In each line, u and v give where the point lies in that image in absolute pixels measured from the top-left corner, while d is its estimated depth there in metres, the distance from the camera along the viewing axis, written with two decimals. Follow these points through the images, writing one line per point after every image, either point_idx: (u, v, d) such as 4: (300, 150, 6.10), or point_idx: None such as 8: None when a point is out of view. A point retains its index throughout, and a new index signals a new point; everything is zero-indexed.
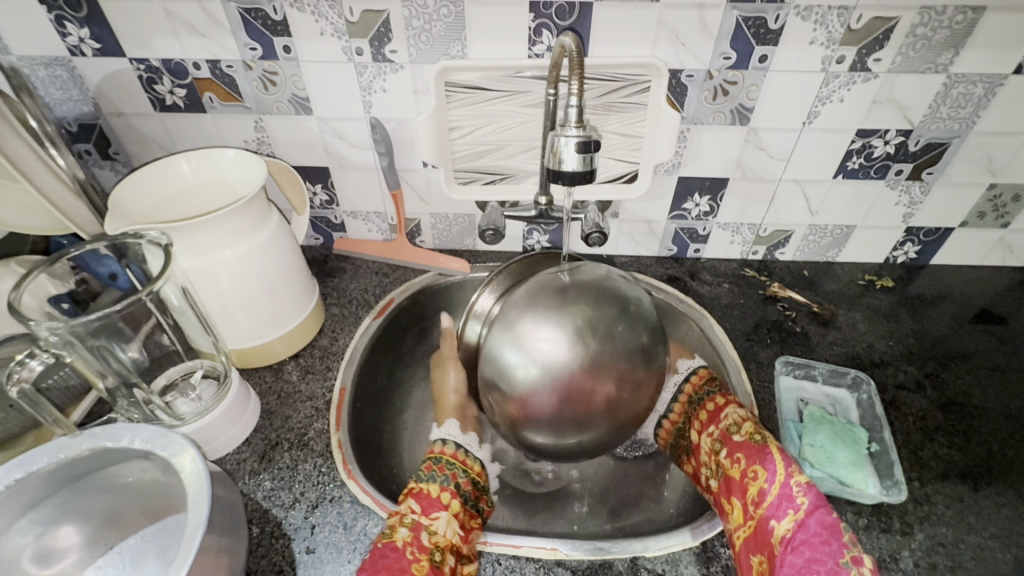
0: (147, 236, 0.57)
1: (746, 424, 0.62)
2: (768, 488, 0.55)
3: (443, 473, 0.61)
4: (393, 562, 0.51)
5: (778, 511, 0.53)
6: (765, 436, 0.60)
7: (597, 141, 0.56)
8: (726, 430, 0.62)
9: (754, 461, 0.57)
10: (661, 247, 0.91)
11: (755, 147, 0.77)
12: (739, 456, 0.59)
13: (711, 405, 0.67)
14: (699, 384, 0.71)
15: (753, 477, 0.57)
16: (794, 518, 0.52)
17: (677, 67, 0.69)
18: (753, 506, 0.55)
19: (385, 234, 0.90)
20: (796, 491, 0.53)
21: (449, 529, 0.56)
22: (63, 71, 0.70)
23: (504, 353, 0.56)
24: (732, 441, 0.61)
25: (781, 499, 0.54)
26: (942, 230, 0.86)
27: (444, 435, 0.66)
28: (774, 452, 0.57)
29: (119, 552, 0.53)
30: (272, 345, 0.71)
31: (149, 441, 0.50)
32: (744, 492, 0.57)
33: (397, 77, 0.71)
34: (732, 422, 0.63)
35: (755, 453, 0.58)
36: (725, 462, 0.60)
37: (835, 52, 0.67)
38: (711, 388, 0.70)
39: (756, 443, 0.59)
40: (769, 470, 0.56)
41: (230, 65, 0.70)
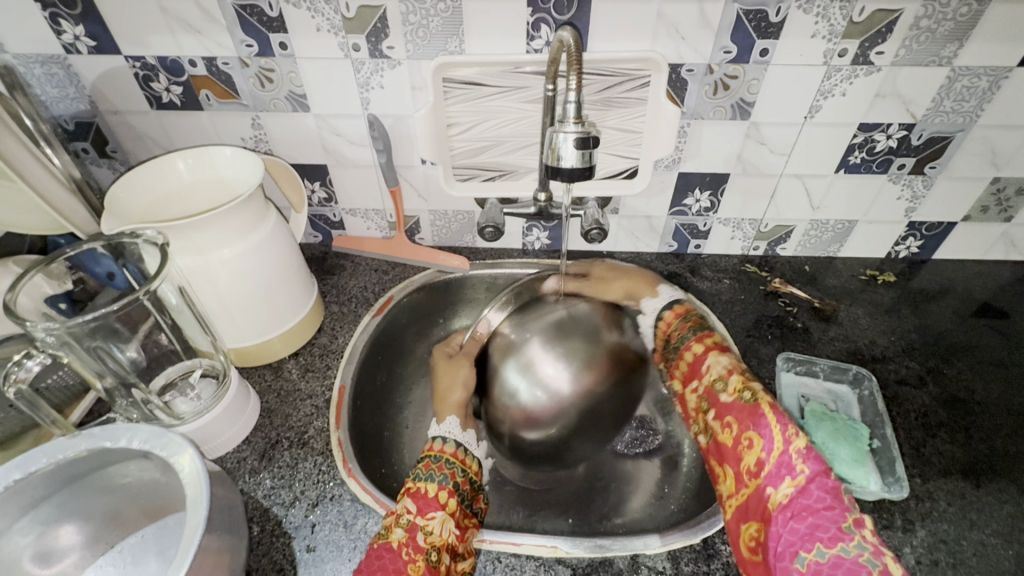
0: (143, 235, 0.56)
1: (733, 381, 0.59)
2: (764, 453, 0.53)
3: (441, 471, 0.60)
4: (388, 563, 0.51)
5: (776, 479, 0.52)
6: (756, 394, 0.57)
7: (596, 137, 0.56)
8: (713, 388, 0.60)
9: (748, 425, 0.55)
10: (662, 243, 0.90)
11: (756, 142, 0.76)
12: (731, 420, 0.57)
13: (688, 355, 0.65)
14: (676, 319, 0.70)
15: (748, 443, 0.55)
16: (792, 483, 0.51)
17: (677, 62, 0.69)
18: (749, 475, 0.54)
19: (384, 232, 0.90)
20: (796, 457, 0.52)
21: (445, 529, 0.55)
22: (59, 69, 0.70)
23: (511, 374, 0.70)
24: (721, 402, 0.59)
25: (778, 465, 0.52)
26: (945, 224, 0.85)
27: (444, 433, 0.65)
28: (767, 414, 0.55)
29: (120, 551, 0.54)
30: (271, 343, 0.71)
31: (147, 441, 0.49)
32: (739, 460, 0.55)
33: (394, 73, 0.70)
34: (720, 379, 0.60)
35: (748, 416, 0.56)
36: (716, 425, 0.59)
37: (837, 46, 0.66)
38: (691, 324, 0.68)
39: (747, 404, 0.57)
40: (763, 434, 0.54)
41: (225, 62, 0.69)
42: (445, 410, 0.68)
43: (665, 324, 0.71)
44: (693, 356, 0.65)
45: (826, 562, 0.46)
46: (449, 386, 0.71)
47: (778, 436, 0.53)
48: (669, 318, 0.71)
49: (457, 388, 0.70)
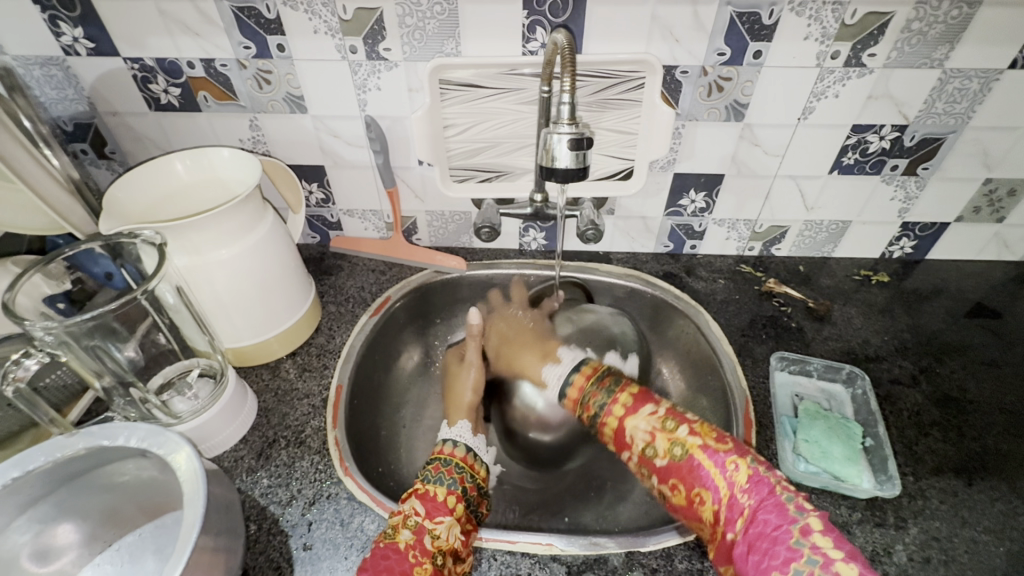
0: (141, 235, 0.57)
1: (659, 437, 0.59)
2: (715, 503, 0.53)
3: (450, 476, 0.61)
4: (395, 564, 0.51)
5: (730, 523, 0.51)
6: (682, 441, 0.57)
7: (590, 137, 0.56)
8: (645, 450, 0.59)
9: (691, 482, 0.55)
10: (657, 243, 0.91)
11: (750, 143, 0.77)
12: (675, 481, 0.56)
13: (612, 420, 0.63)
14: (586, 381, 0.67)
15: (699, 499, 0.54)
16: (744, 521, 0.50)
17: (672, 63, 0.69)
18: (712, 525, 0.53)
19: (382, 233, 0.91)
20: (738, 492, 0.52)
21: (451, 534, 0.55)
22: (58, 71, 0.70)
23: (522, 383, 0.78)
24: (657, 467, 0.58)
25: (728, 508, 0.52)
26: (938, 225, 0.86)
27: (455, 436, 0.67)
28: (702, 463, 0.55)
29: (117, 549, 0.54)
30: (269, 343, 0.71)
31: (145, 439, 0.50)
32: (699, 516, 0.54)
33: (391, 75, 0.71)
34: (646, 444, 0.59)
35: (686, 473, 0.56)
36: (666, 489, 0.58)
37: (829, 48, 0.67)
38: (604, 384, 0.66)
39: (681, 462, 0.56)
40: (707, 485, 0.54)
41: (224, 64, 0.70)
42: (456, 414, 0.73)
43: (575, 391, 0.68)
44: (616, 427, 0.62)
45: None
46: (460, 390, 0.77)
47: (718, 480, 0.53)
48: (578, 381, 0.68)
49: (467, 389, 0.76)
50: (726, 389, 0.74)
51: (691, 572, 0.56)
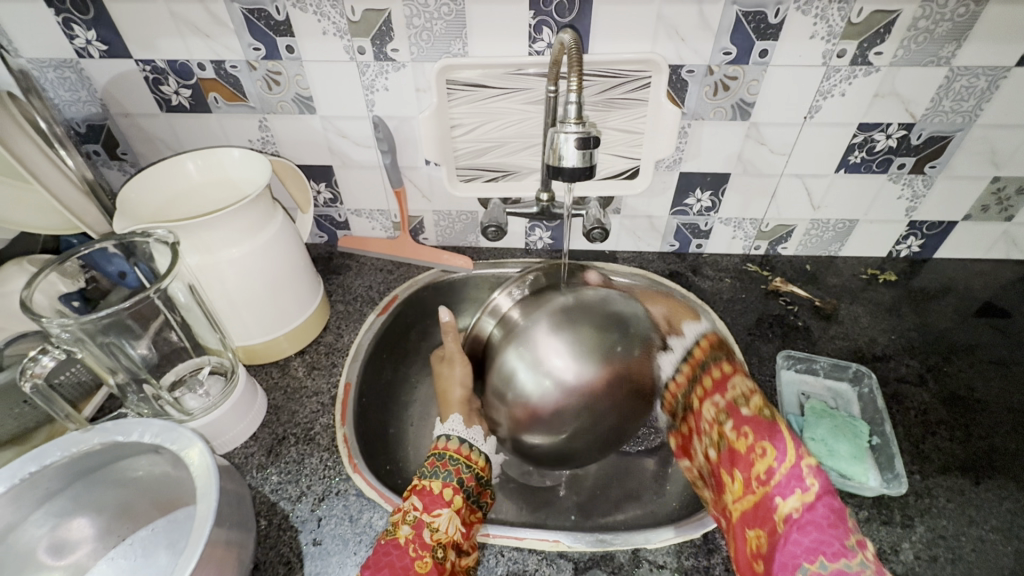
0: (154, 235, 0.58)
1: (754, 396, 0.58)
2: (776, 463, 0.52)
3: (444, 468, 0.61)
4: (396, 559, 0.52)
5: (785, 490, 0.51)
6: (776, 410, 0.56)
7: (596, 137, 0.57)
8: (734, 401, 0.59)
9: (763, 436, 0.54)
10: (663, 242, 0.91)
11: (757, 142, 0.77)
12: (747, 430, 0.56)
13: (717, 373, 0.63)
14: (705, 351, 0.65)
15: (761, 453, 0.53)
16: (801, 497, 0.50)
17: (678, 63, 0.69)
18: (758, 482, 0.53)
19: (389, 232, 0.91)
20: (807, 472, 0.51)
21: (451, 525, 0.56)
22: (71, 73, 0.71)
23: (516, 362, 0.63)
24: (739, 415, 0.57)
25: (789, 477, 0.51)
26: (945, 223, 0.86)
27: (449, 430, 0.65)
28: (782, 429, 0.54)
29: (130, 544, 0.55)
30: (278, 341, 0.72)
31: (159, 435, 0.51)
32: (749, 466, 0.54)
33: (399, 75, 0.71)
34: (742, 393, 0.59)
35: (764, 428, 0.55)
36: (732, 434, 0.57)
37: (835, 46, 0.67)
38: (718, 354, 0.65)
39: (765, 419, 0.56)
40: (779, 447, 0.53)
41: (234, 65, 0.71)
42: (448, 407, 0.69)
43: (692, 359, 0.66)
44: (717, 380, 0.62)
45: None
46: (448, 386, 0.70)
47: (793, 451, 0.52)
48: (697, 352, 0.66)
49: (456, 384, 0.70)
50: None
51: (698, 569, 0.57)
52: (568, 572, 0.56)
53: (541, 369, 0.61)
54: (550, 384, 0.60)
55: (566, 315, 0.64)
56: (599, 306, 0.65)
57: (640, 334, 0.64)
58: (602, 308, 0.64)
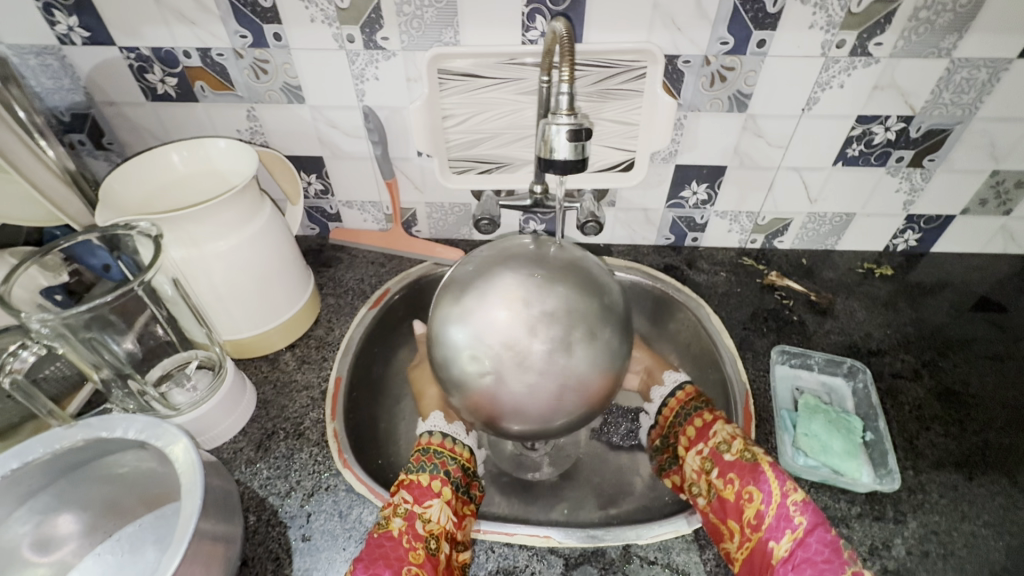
0: (137, 227, 0.57)
1: (735, 440, 0.60)
2: (764, 506, 0.54)
3: (431, 462, 0.61)
4: (390, 550, 0.52)
5: (777, 532, 0.53)
6: (755, 451, 0.58)
7: (589, 129, 0.55)
8: (716, 448, 0.60)
9: (748, 481, 0.56)
10: (659, 235, 0.90)
11: (753, 134, 0.76)
12: (732, 476, 0.57)
13: (695, 426, 0.65)
14: (683, 400, 0.70)
15: (748, 497, 0.55)
16: (793, 537, 0.52)
17: (674, 53, 0.68)
18: (750, 527, 0.54)
19: (381, 224, 0.90)
20: (794, 510, 0.53)
21: (443, 516, 0.56)
22: (53, 60, 0.70)
23: (453, 328, 0.54)
24: (723, 461, 0.59)
25: (778, 518, 0.53)
26: (943, 217, 0.85)
27: (453, 431, 0.66)
28: (765, 471, 0.56)
29: (117, 540, 0.54)
30: (267, 334, 0.71)
31: (143, 431, 0.50)
32: (740, 513, 0.55)
33: (390, 64, 0.70)
34: (721, 439, 0.61)
35: (747, 471, 0.57)
36: (717, 482, 0.58)
37: (834, 37, 0.66)
38: (697, 403, 0.68)
39: (746, 461, 0.57)
40: (763, 488, 0.55)
41: (220, 53, 0.69)
42: (428, 408, 0.71)
43: (670, 408, 0.71)
44: (696, 428, 0.65)
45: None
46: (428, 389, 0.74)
47: (777, 489, 0.55)
48: (672, 404, 0.71)
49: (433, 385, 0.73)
50: (727, 383, 0.74)
51: (689, 565, 0.56)
52: (560, 568, 0.56)
53: (481, 324, 0.53)
54: (497, 340, 0.52)
55: (507, 262, 0.56)
56: (551, 252, 0.57)
57: (596, 282, 0.57)
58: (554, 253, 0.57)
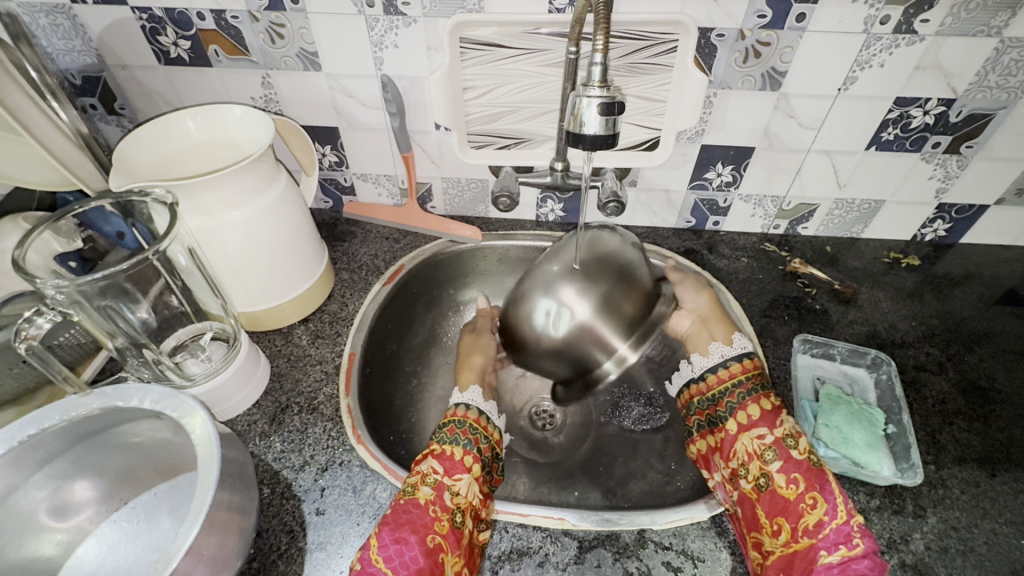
0: (152, 193, 0.55)
1: (802, 439, 0.58)
2: (827, 517, 0.53)
3: (465, 437, 0.62)
4: (416, 517, 0.53)
5: (831, 544, 0.52)
6: (821, 458, 0.57)
7: (621, 102, 0.53)
8: (781, 440, 0.58)
9: (813, 486, 0.55)
10: (680, 218, 0.88)
11: (785, 115, 0.73)
12: (798, 478, 0.56)
13: (752, 410, 0.61)
14: (749, 372, 0.65)
15: (811, 503, 0.54)
16: (846, 552, 0.51)
17: (708, 26, 0.65)
18: (803, 531, 0.53)
19: (396, 199, 0.88)
20: (856, 531, 0.52)
21: (470, 491, 0.57)
22: (64, 19, 0.67)
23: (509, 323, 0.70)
24: (788, 455, 0.57)
25: (836, 532, 0.52)
26: (976, 207, 0.82)
27: (467, 399, 0.68)
28: (833, 483, 0.55)
29: (133, 507, 0.55)
30: (282, 308, 0.70)
31: (159, 401, 0.50)
32: (797, 516, 0.54)
33: (410, 31, 0.67)
34: (790, 434, 0.58)
35: (815, 477, 0.55)
36: (778, 478, 0.56)
37: (879, 12, 0.62)
38: (762, 380, 0.64)
39: (814, 465, 0.56)
40: (829, 499, 0.54)
41: (235, 15, 0.67)
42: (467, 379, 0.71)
43: (727, 373, 0.65)
44: (759, 411, 0.61)
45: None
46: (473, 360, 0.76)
47: (842, 506, 0.53)
48: (734, 370, 0.65)
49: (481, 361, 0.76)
50: None
51: (703, 552, 0.56)
52: (573, 551, 0.56)
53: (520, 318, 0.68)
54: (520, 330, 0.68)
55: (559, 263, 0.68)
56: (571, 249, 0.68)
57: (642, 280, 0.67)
58: (616, 253, 0.67)
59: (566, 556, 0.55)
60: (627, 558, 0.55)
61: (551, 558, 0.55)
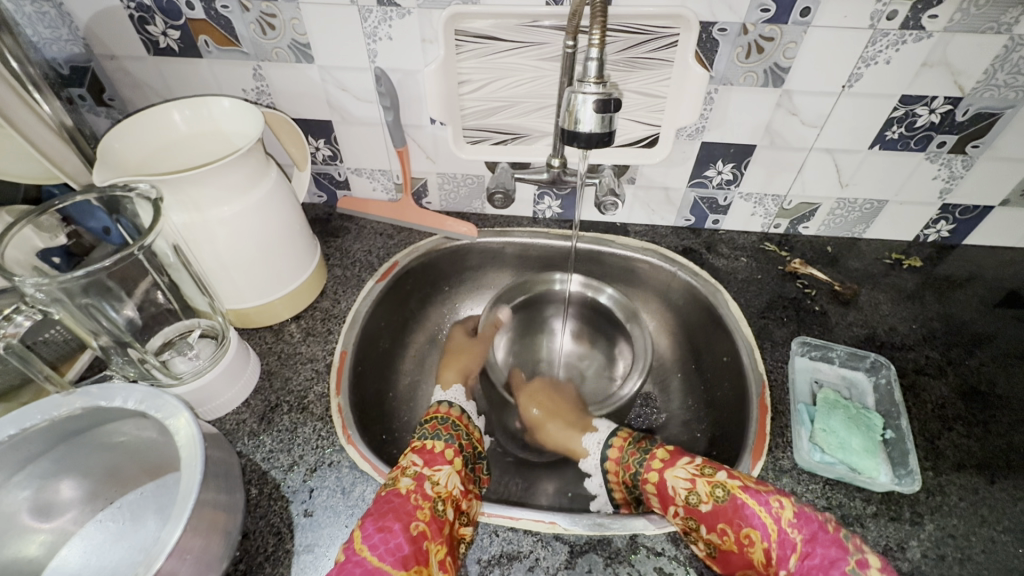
0: (136, 188, 0.54)
1: (697, 485, 0.56)
2: (766, 541, 0.52)
3: (447, 431, 0.63)
4: (398, 506, 0.53)
5: (786, 561, 0.51)
6: (723, 485, 0.55)
7: (618, 99, 0.52)
8: (687, 503, 0.56)
9: (739, 524, 0.53)
10: (679, 216, 0.86)
11: (787, 112, 0.71)
12: (723, 526, 0.54)
13: (649, 482, 0.60)
14: (625, 445, 0.66)
15: (749, 540, 0.53)
16: (798, 556, 0.50)
17: (710, 20, 0.63)
18: (764, 566, 0.52)
19: (391, 194, 0.87)
20: (789, 528, 0.52)
21: (450, 481, 0.58)
22: (49, 7, 0.65)
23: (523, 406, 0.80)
24: (701, 514, 0.55)
25: (780, 544, 0.51)
26: (980, 208, 0.81)
27: (445, 399, 0.71)
28: (748, 504, 0.53)
29: (119, 507, 0.54)
30: (273, 305, 0.69)
31: (143, 401, 0.49)
32: (749, 558, 0.53)
33: (404, 23, 0.65)
34: (688, 492, 0.56)
35: (731, 514, 0.53)
36: (711, 538, 0.54)
37: (886, 7, 0.60)
38: (641, 447, 0.64)
39: (723, 503, 0.54)
40: (754, 523, 0.52)
41: (225, 5, 0.65)
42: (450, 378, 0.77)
43: (614, 459, 0.66)
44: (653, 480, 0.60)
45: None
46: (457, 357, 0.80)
47: (767, 517, 0.52)
48: (614, 454, 0.66)
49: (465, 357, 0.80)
50: (740, 369, 0.72)
51: (696, 558, 0.55)
52: (564, 556, 0.55)
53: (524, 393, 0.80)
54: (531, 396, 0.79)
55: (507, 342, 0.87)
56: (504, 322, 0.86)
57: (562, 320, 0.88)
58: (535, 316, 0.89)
59: (556, 560, 0.55)
60: (619, 563, 0.54)
61: (541, 562, 0.54)
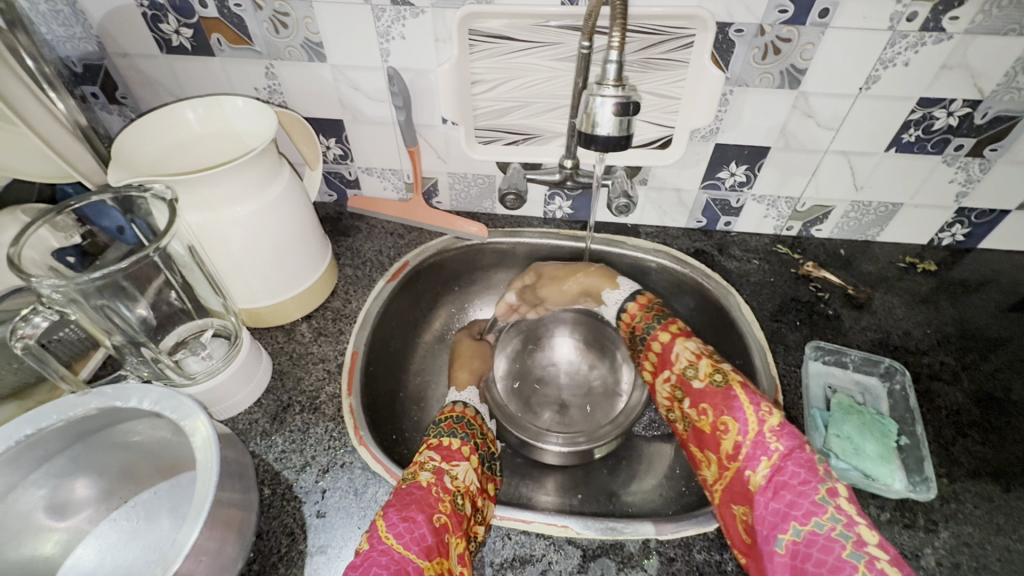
0: (151, 188, 0.54)
1: (699, 363, 0.64)
2: (741, 435, 0.56)
3: (462, 430, 0.63)
4: (420, 498, 0.53)
5: (753, 462, 0.55)
6: (725, 374, 0.61)
7: (636, 102, 0.52)
8: (682, 373, 0.65)
9: (722, 410, 0.59)
10: (690, 218, 0.86)
11: (803, 113, 0.70)
12: (707, 407, 0.61)
13: (657, 347, 0.70)
14: (642, 311, 0.74)
15: (724, 428, 0.58)
16: (768, 463, 0.54)
17: (727, 21, 0.62)
18: (729, 458, 0.57)
19: (401, 193, 0.86)
20: (770, 437, 0.55)
21: (467, 476, 0.58)
22: (64, 5, 0.65)
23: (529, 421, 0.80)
24: (693, 388, 0.63)
25: (754, 446, 0.55)
26: (997, 212, 0.80)
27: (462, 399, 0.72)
28: (739, 397, 0.58)
29: (134, 506, 0.54)
30: (286, 304, 0.69)
31: (159, 402, 0.49)
32: (719, 444, 0.59)
33: (417, 22, 0.65)
34: (688, 364, 0.64)
35: (720, 401, 0.59)
36: (694, 412, 0.62)
37: (906, 8, 0.60)
38: (658, 318, 0.72)
39: (718, 388, 0.60)
40: (737, 417, 0.57)
41: (237, 4, 0.65)
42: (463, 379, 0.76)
43: (631, 317, 0.75)
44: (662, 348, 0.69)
45: (801, 538, 0.49)
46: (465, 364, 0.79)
47: (752, 417, 0.56)
48: (631, 314, 0.75)
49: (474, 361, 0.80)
50: (752, 373, 0.71)
51: (709, 563, 0.55)
52: (576, 560, 0.55)
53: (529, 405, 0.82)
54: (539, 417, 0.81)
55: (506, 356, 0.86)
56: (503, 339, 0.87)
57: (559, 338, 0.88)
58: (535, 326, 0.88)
59: (569, 565, 0.55)
60: (632, 568, 0.54)
61: (554, 566, 0.54)
